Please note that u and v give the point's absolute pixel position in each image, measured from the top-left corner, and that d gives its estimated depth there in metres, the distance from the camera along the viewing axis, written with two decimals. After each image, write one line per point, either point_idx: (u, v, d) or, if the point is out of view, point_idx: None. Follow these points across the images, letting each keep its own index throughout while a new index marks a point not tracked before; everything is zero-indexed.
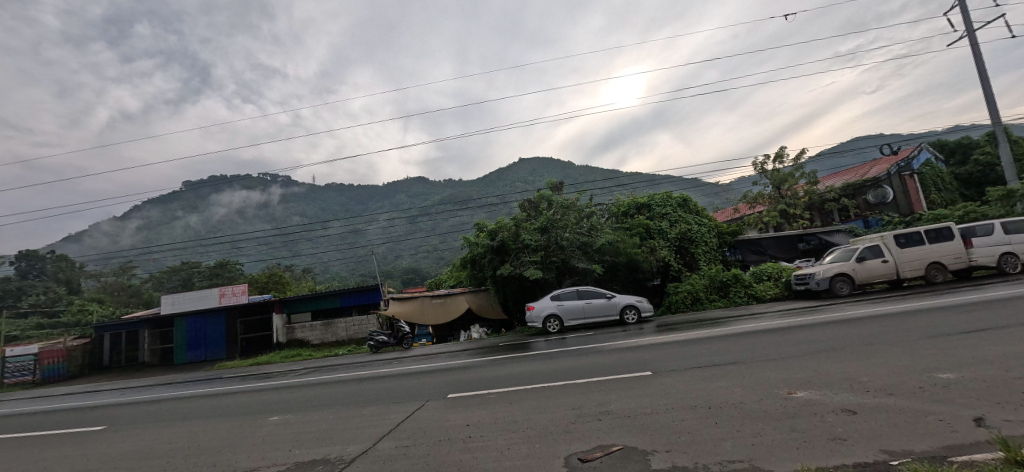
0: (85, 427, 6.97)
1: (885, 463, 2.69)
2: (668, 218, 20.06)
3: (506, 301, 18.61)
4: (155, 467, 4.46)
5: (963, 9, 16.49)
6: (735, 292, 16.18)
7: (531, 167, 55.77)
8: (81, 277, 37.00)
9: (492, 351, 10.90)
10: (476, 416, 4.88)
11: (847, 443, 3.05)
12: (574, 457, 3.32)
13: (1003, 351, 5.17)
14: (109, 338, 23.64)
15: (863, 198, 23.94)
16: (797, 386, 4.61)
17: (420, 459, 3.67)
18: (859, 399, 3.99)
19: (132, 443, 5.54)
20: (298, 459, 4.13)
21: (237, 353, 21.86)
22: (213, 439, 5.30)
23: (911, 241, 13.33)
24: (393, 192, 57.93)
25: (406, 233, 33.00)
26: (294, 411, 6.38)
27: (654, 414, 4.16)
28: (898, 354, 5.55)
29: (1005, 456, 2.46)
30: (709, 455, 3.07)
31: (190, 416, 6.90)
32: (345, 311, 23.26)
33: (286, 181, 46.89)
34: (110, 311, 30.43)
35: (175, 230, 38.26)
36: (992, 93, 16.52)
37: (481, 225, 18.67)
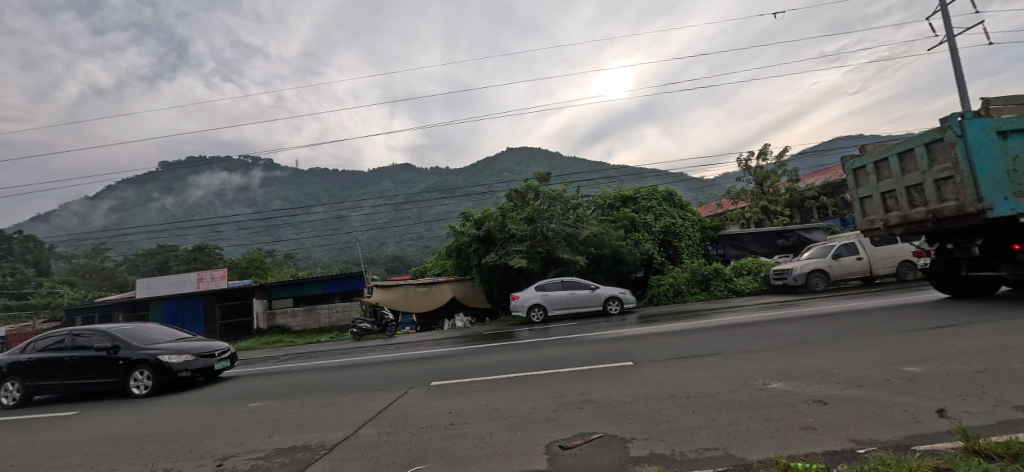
0: (55, 412, 6.76)
1: (852, 451, 2.80)
2: (653, 212, 20.45)
3: (491, 291, 18.68)
4: (130, 452, 4.39)
5: (944, 14, 16.80)
6: (715, 286, 16.49)
7: (518, 159, 55.60)
8: (51, 259, 35.72)
9: (476, 339, 11.01)
10: (459, 403, 4.88)
11: (818, 432, 3.15)
12: (555, 444, 3.37)
13: (967, 344, 5.44)
14: (81, 321, 22.99)
15: (841, 197, 24.87)
16: (772, 377, 4.72)
17: (402, 446, 3.67)
18: (832, 391, 4.11)
19: (103, 429, 5.41)
20: (277, 445, 4.09)
21: (216, 338, 21.58)
22: (190, 425, 5.19)
23: (885, 239, 13.84)
24: (377, 179, 56.57)
25: (391, 221, 32.37)
26: (274, 398, 6.31)
27: (634, 403, 4.23)
28: (867, 347, 5.76)
29: (965, 446, 2.59)
30: (686, 443, 3.15)
31: (166, 402, 6.79)
32: (328, 297, 22.94)
33: (267, 164, 45.46)
34: (82, 294, 29.65)
35: (149, 212, 36.25)
36: (968, 98, 16.91)
37: (467, 214, 18.60)
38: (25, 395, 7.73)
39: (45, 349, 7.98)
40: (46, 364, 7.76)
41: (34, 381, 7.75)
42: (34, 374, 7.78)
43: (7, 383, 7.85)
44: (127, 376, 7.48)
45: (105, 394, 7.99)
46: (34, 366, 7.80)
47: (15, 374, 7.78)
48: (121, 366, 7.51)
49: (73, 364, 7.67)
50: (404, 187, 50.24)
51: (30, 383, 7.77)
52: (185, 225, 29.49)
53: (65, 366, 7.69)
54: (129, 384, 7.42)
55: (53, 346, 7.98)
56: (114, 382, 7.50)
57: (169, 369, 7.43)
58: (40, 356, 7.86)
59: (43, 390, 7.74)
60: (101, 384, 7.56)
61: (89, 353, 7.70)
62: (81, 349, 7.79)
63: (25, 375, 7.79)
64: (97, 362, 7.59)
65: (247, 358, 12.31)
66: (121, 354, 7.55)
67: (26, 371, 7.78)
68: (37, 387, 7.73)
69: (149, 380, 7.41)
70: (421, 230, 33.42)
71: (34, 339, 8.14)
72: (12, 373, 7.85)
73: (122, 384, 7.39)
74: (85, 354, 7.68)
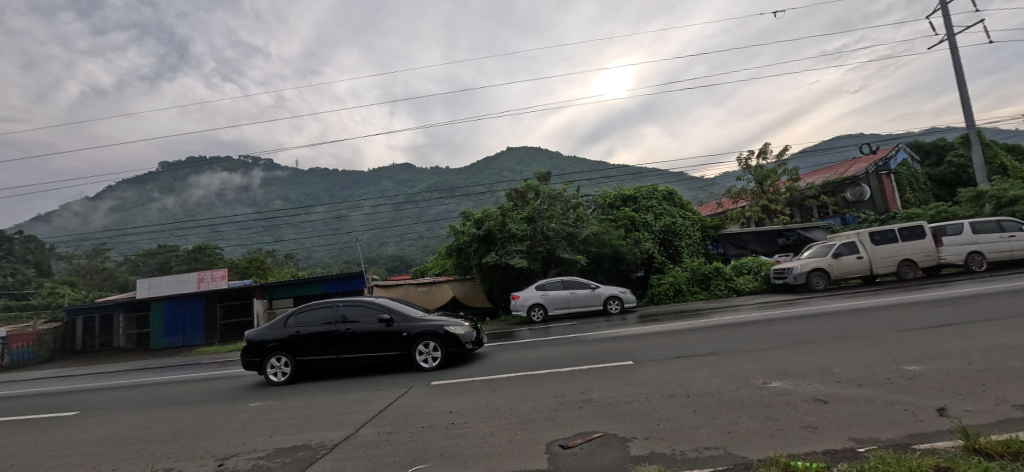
0: (57, 412, 6.78)
1: (853, 449, 2.80)
2: (654, 211, 20.44)
3: (491, 290, 18.68)
4: (130, 452, 4.39)
5: (945, 13, 16.79)
6: (716, 285, 16.50)
7: (518, 158, 55.63)
8: (52, 260, 35.76)
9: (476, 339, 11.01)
10: (460, 403, 4.88)
11: (818, 431, 3.16)
12: (556, 443, 3.37)
13: (969, 344, 5.42)
14: (82, 321, 23.02)
15: (841, 196, 24.83)
16: (773, 376, 4.72)
17: (403, 445, 3.68)
18: (833, 390, 4.12)
19: (105, 429, 5.44)
20: (278, 445, 4.10)
21: (217, 338, 21.60)
22: (191, 425, 5.20)
23: (886, 238, 13.81)
24: (378, 179, 56.55)
25: (391, 220, 32.35)
26: (275, 397, 6.32)
27: (635, 402, 4.23)
28: (868, 346, 5.74)
29: (965, 445, 2.59)
30: (687, 442, 3.16)
31: (167, 402, 6.80)
32: (328, 297, 22.96)
33: (267, 164, 45.46)
34: (83, 294, 29.68)
35: (149, 212, 36.30)
36: (969, 96, 16.89)
37: (467, 214, 18.62)
38: (295, 371, 7.28)
39: (306, 321, 7.43)
40: (315, 338, 7.25)
41: (304, 356, 7.24)
42: (303, 348, 7.27)
43: (270, 358, 7.32)
44: (413, 349, 7.09)
45: (370, 370, 7.55)
46: (303, 339, 7.29)
47: (286, 349, 7.26)
48: (404, 339, 7.08)
49: (352, 338, 7.16)
50: (404, 187, 50.29)
51: (297, 357, 7.27)
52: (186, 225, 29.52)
53: (340, 340, 7.19)
54: (416, 357, 7.00)
55: (316, 319, 7.42)
56: (397, 354, 7.07)
57: (455, 339, 7.09)
58: (308, 330, 7.33)
59: (316, 365, 7.26)
60: (381, 359, 7.11)
61: (363, 325, 7.22)
62: (352, 321, 7.27)
63: (294, 349, 7.26)
64: (376, 335, 7.13)
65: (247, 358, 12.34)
66: (401, 326, 7.12)
67: (290, 343, 7.27)
68: (307, 361, 7.23)
69: (438, 353, 7.05)
70: (421, 230, 33.41)
71: (286, 311, 7.53)
72: (277, 348, 7.33)
73: (410, 357, 7.01)
74: (363, 327, 7.20)
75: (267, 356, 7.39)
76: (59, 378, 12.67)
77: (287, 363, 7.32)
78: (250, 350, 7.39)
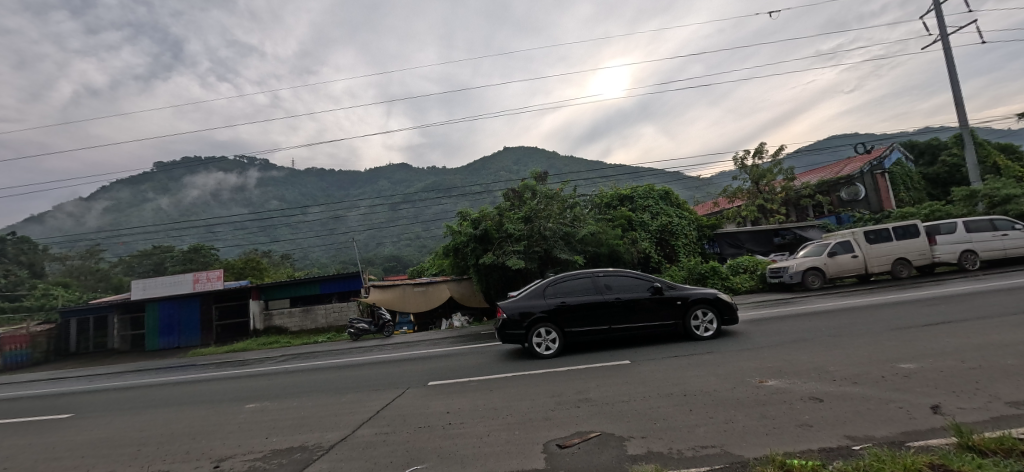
0: (51, 414, 6.74)
1: (849, 447, 2.82)
2: (650, 211, 20.51)
3: (489, 290, 18.68)
4: (124, 454, 4.36)
5: (938, 14, 16.91)
6: (712, 284, 16.59)
7: (516, 158, 55.65)
8: (46, 261, 35.51)
9: (474, 339, 11.01)
10: (457, 403, 4.88)
11: (814, 429, 3.17)
12: (552, 443, 3.37)
13: (963, 341, 5.46)
14: (76, 323, 22.86)
15: (836, 195, 24.94)
16: (769, 375, 4.74)
17: (400, 446, 3.67)
18: (828, 388, 4.14)
19: (101, 430, 5.42)
20: (275, 446, 4.09)
21: (212, 339, 21.48)
22: (188, 426, 5.19)
23: (880, 237, 13.91)
24: (375, 179, 56.42)
25: (388, 220, 32.27)
26: (273, 398, 6.30)
27: (632, 402, 4.24)
28: (863, 345, 5.79)
29: (959, 442, 2.60)
30: (683, 441, 3.17)
31: (163, 403, 6.76)
32: (325, 298, 22.90)
33: (263, 164, 45.29)
34: (77, 296, 29.44)
35: (144, 213, 36.10)
36: (962, 96, 17.02)
37: (464, 213, 18.61)
38: (564, 342, 7.24)
39: (567, 292, 7.41)
40: (584, 309, 7.23)
41: (575, 327, 7.22)
42: (572, 319, 7.24)
43: (536, 329, 7.18)
44: (687, 317, 7.34)
45: (627, 342, 7.70)
46: (569, 309, 7.24)
47: (554, 320, 7.16)
48: (679, 307, 7.33)
49: (624, 307, 7.26)
50: (401, 187, 50.20)
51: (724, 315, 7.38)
52: (181, 225, 29.35)
53: (612, 309, 7.25)
54: (693, 326, 7.30)
55: (578, 289, 7.44)
56: (673, 324, 7.33)
57: (729, 308, 7.45)
58: (573, 299, 7.31)
59: (584, 336, 7.28)
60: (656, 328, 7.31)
61: (632, 294, 7.35)
62: (618, 290, 7.37)
63: (562, 320, 7.20)
64: (650, 305, 7.28)
65: (244, 360, 12.28)
66: (675, 294, 7.36)
67: (561, 315, 7.18)
68: (579, 332, 7.23)
69: (711, 321, 7.39)
70: (418, 230, 33.35)
71: (542, 283, 7.47)
72: (542, 319, 7.20)
73: (688, 325, 7.27)
74: (633, 296, 7.30)
75: (529, 329, 7.25)
76: (52, 381, 12.57)
77: (553, 335, 7.24)
78: (509, 323, 7.21)
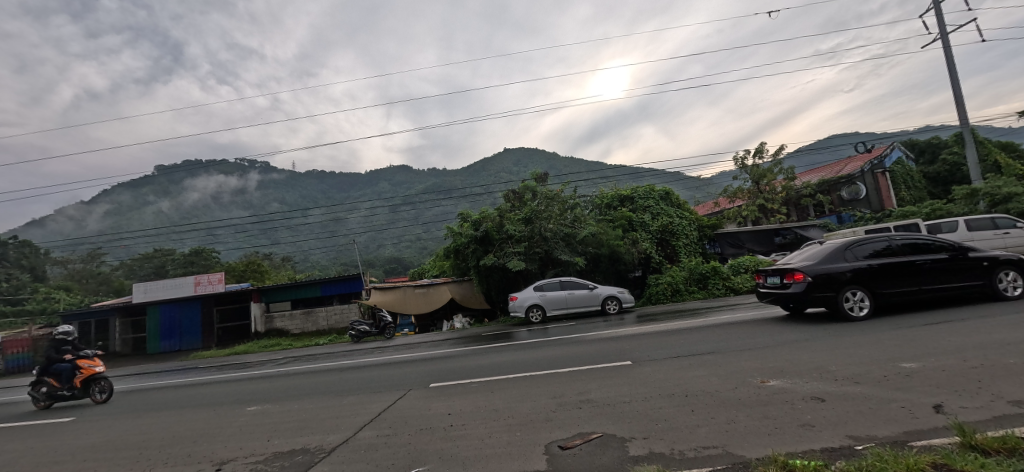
0: (53, 418, 6.75)
1: (850, 447, 2.81)
2: (651, 211, 20.49)
3: (489, 291, 18.67)
4: (126, 457, 4.37)
5: (938, 13, 16.90)
6: (713, 284, 16.56)
7: (516, 159, 55.71)
8: (47, 264, 35.50)
9: (475, 340, 11.02)
10: (459, 405, 4.88)
11: (815, 429, 3.17)
12: (554, 445, 3.37)
13: (965, 341, 5.45)
14: (78, 326, 22.92)
15: (837, 194, 24.90)
16: (771, 375, 4.74)
17: (401, 448, 3.67)
18: (830, 388, 4.13)
19: (102, 434, 5.42)
20: (276, 449, 4.08)
21: (213, 342, 21.50)
22: (188, 429, 5.19)
23: (881, 236, 13.94)
24: (375, 181, 56.42)
25: (388, 222, 32.27)
26: (273, 401, 6.30)
27: (633, 403, 4.24)
28: (865, 344, 5.76)
29: (961, 441, 2.60)
30: (685, 442, 3.17)
31: (163, 406, 6.77)
32: (325, 300, 22.90)
33: (264, 167, 45.30)
34: (79, 299, 29.46)
35: (145, 216, 36.21)
36: (962, 95, 17.00)
37: (465, 215, 18.57)
38: (876, 303, 7.57)
39: (870, 254, 7.72)
40: (894, 270, 7.54)
41: (884, 288, 7.51)
42: (882, 281, 7.54)
43: (847, 291, 7.54)
44: (992, 277, 7.71)
45: (922, 305, 8.06)
46: (880, 271, 7.54)
47: (869, 282, 7.48)
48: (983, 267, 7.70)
49: (930, 269, 7.62)
50: (401, 189, 50.25)
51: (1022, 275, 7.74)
52: (182, 228, 29.37)
53: (920, 271, 7.56)
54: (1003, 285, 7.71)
55: (881, 252, 7.72)
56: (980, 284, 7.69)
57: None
58: (878, 261, 7.60)
59: (895, 296, 7.59)
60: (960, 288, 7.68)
61: (938, 256, 7.68)
62: (918, 251, 7.74)
63: (873, 282, 7.51)
64: (958, 265, 7.67)
65: (245, 363, 12.30)
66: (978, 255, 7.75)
67: (870, 277, 7.49)
68: (888, 293, 7.57)
69: (1012, 280, 7.74)
70: (419, 232, 33.35)
71: (841, 244, 7.80)
72: (853, 281, 7.53)
73: (999, 284, 7.64)
74: (942, 257, 7.63)
75: (837, 290, 7.58)
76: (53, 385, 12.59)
77: (863, 297, 7.55)
78: (820, 285, 7.53)
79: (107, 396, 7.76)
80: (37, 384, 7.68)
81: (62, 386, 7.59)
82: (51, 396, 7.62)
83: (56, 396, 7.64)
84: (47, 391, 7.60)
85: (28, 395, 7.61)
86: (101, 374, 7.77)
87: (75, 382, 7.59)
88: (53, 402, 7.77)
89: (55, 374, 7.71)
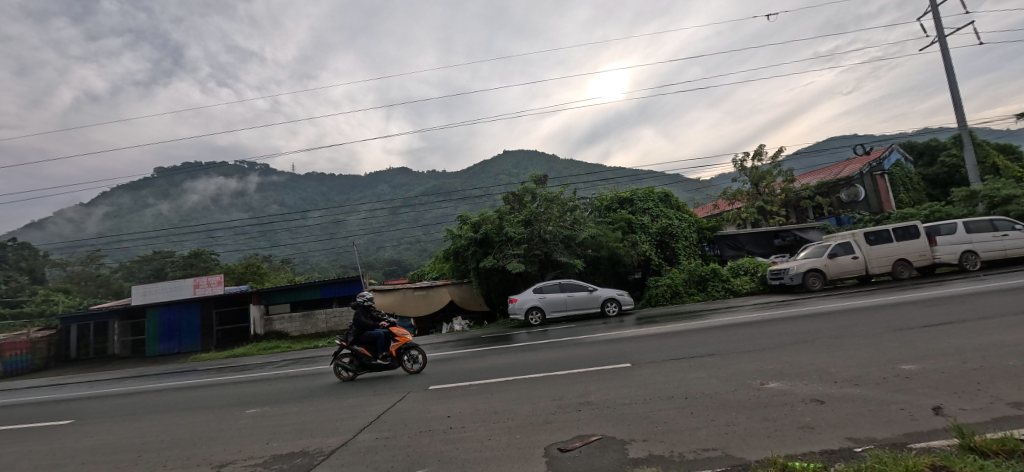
0: (51, 421, 6.73)
1: (849, 449, 2.82)
2: (650, 213, 20.51)
3: (489, 293, 18.66)
4: (125, 460, 4.34)
5: (936, 15, 16.98)
6: (713, 286, 16.54)
7: (515, 161, 55.77)
8: (46, 267, 35.40)
9: (475, 342, 11.04)
10: (458, 407, 4.87)
11: (815, 431, 3.17)
12: (554, 447, 3.37)
13: (965, 342, 5.47)
14: (76, 329, 22.87)
15: (836, 196, 24.88)
16: (770, 377, 4.74)
17: (401, 450, 3.66)
18: (829, 390, 4.14)
19: (102, 436, 5.41)
20: (276, 451, 4.07)
21: (213, 345, 21.45)
22: (187, 432, 5.17)
23: (881, 238, 13.89)
24: (375, 183, 56.50)
25: (388, 224, 32.28)
26: (272, 403, 6.29)
27: (632, 405, 4.24)
28: (864, 346, 5.78)
29: (961, 443, 2.60)
30: (684, 444, 3.16)
31: (162, 409, 6.74)
32: (325, 302, 22.87)
33: (263, 169, 45.26)
34: (77, 302, 29.36)
35: (145, 218, 36.20)
36: (960, 97, 17.06)
37: (465, 217, 18.58)
38: None
39: None
40: None
41: None
42: None
43: None
44: None
45: None
46: None
47: None
48: None
49: None
50: (401, 191, 50.32)
51: None
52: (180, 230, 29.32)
53: None
54: None
55: None
56: None
57: None
58: None
59: None
60: None
61: None
62: None
63: None
64: None
65: (245, 366, 12.25)
66: None
67: None
68: None
69: None
70: (419, 234, 33.35)
71: None
72: None
73: None
74: None
75: None
76: (50, 387, 12.50)
77: None
78: None
79: (420, 365, 7.45)
80: (348, 354, 7.37)
81: (376, 355, 7.28)
82: (364, 366, 7.31)
83: (367, 367, 7.33)
84: (359, 361, 7.29)
85: (340, 365, 7.30)
86: (413, 343, 7.45)
87: (392, 351, 7.29)
88: (361, 372, 7.46)
89: (364, 344, 7.38)
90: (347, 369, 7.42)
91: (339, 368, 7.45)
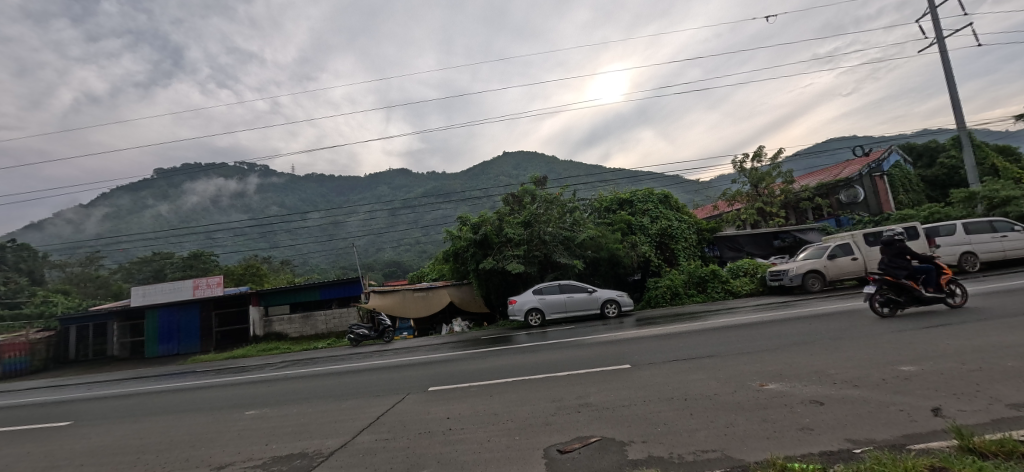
0: (48, 423, 6.70)
1: (848, 451, 2.82)
2: (650, 214, 20.52)
3: (489, 294, 18.66)
4: (125, 462, 4.35)
5: (935, 18, 17.03)
6: (712, 288, 16.54)
7: (515, 162, 55.79)
8: (45, 268, 35.32)
9: (473, 344, 11.06)
10: (458, 408, 4.88)
11: (814, 433, 3.17)
12: (553, 448, 3.37)
13: (963, 344, 5.47)
14: (76, 330, 22.85)
15: (835, 197, 24.91)
16: (769, 379, 4.74)
17: (400, 452, 3.67)
18: (828, 391, 4.15)
19: (101, 438, 5.41)
20: (275, 453, 4.08)
21: (212, 346, 21.46)
22: (186, 434, 5.17)
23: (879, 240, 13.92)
24: (375, 185, 56.57)
25: (388, 226, 32.30)
26: (272, 405, 6.30)
27: (632, 406, 4.24)
28: (862, 348, 5.78)
29: (959, 444, 2.61)
30: (683, 446, 3.16)
31: (160, 411, 6.72)
32: (324, 303, 22.84)
33: (263, 171, 45.35)
34: (76, 303, 29.27)
35: (144, 219, 36.16)
36: (959, 99, 17.11)
37: (465, 218, 18.53)
38: None
39: None
40: None
41: None
42: None
43: None
44: None
45: None
46: None
47: None
48: None
49: None
50: (400, 192, 50.32)
51: None
52: (180, 232, 29.33)
53: None
54: None
55: None
56: None
57: None
58: None
59: None
60: None
61: None
62: None
63: None
64: None
65: (243, 367, 12.23)
66: None
67: None
68: None
69: None
70: (418, 235, 33.33)
71: None
72: None
73: None
74: None
75: None
76: (49, 389, 12.51)
77: None
78: None
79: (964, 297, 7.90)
80: (892, 290, 7.81)
81: (928, 287, 7.74)
82: (915, 299, 7.75)
83: (916, 300, 7.77)
84: (910, 294, 7.73)
85: (890, 300, 7.75)
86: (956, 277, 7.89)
87: (942, 283, 7.76)
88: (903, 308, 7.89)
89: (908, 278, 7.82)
90: (890, 304, 7.84)
91: (878, 303, 7.87)
